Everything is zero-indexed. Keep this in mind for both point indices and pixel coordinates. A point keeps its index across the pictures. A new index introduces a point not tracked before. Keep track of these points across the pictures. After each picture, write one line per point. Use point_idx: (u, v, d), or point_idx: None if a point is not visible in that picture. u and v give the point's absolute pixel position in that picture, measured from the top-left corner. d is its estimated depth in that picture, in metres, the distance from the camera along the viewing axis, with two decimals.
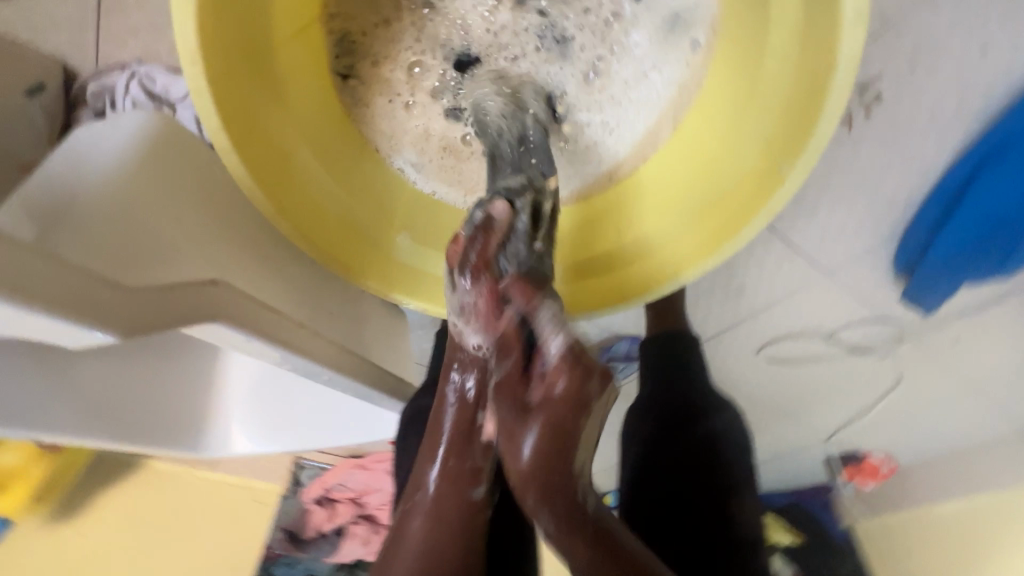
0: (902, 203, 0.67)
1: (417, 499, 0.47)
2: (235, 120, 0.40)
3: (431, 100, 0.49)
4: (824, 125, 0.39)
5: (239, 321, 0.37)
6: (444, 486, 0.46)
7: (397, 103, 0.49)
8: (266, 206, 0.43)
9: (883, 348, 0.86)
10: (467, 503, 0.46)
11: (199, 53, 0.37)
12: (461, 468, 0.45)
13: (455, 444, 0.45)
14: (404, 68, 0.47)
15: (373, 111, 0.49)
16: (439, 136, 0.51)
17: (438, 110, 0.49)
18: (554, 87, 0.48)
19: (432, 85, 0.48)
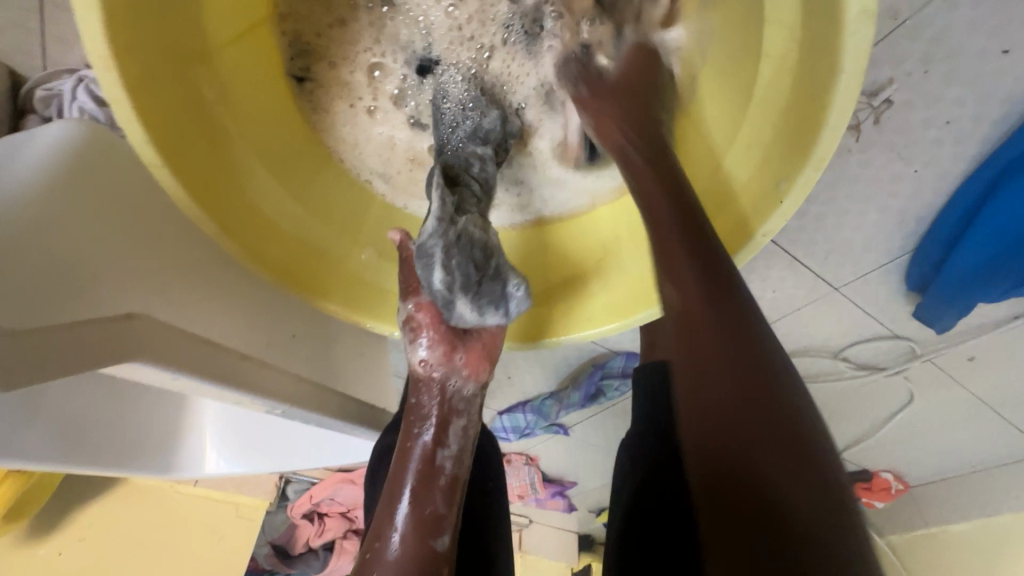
0: (914, 217, 0.63)
1: (376, 551, 0.42)
2: (165, 127, 0.35)
3: (392, 105, 0.49)
4: (826, 134, 0.33)
5: (166, 359, 0.33)
6: (406, 536, 0.41)
7: (358, 108, 0.48)
8: (209, 226, 0.39)
9: (892, 364, 0.87)
10: (429, 555, 0.41)
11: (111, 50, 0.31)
12: (423, 513, 0.42)
13: (416, 486, 0.42)
14: (363, 71, 0.47)
15: (335, 119, 0.48)
16: (403, 145, 0.50)
17: (399, 117, 0.50)
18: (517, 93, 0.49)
19: (392, 89, 0.48)
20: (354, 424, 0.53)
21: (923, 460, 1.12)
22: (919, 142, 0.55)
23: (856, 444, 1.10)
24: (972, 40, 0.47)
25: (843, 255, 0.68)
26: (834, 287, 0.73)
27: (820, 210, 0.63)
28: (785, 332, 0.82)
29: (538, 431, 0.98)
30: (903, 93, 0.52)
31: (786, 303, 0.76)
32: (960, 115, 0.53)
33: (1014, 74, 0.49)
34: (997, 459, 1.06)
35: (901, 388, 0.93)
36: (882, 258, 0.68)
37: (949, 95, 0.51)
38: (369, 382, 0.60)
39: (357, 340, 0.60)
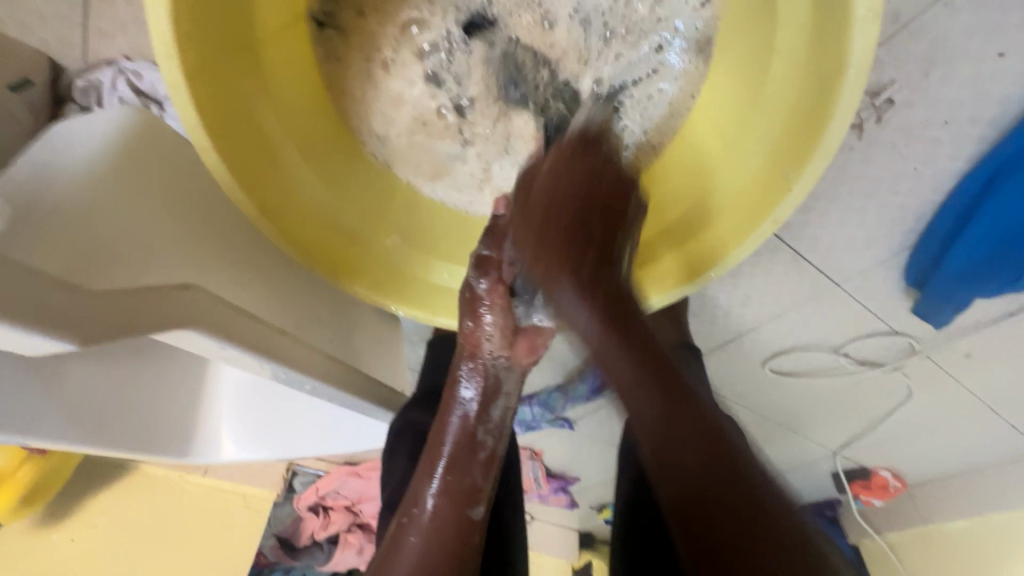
0: (913, 213, 0.65)
1: (416, 512, 0.48)
2: (216, 114, 0.38)
3: (415, 58, 0.47)
4: (834, 127, 0.35)
5: (214, 328, 0.35)
6: (442, 502, 0.47)
7: (377, 61, 0.47)
8: (250, 207, 0.41)
9: (891, 360, 0.89)
10: (461, 522, 0.47)
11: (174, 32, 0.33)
12: (461, 483, 0.48)
13: (455, 458, 0.48)
14: (398, 26, 0.46)
15: (351, 73, 0.47)
16: (418, 103, 0.49)
17: (421, 72, 0.47)
18: (555, 70, 0.48)
19: (424, 42, 0.47)
20: (375, 404, 0.55)
21: (921, 459, 1.14)
22: (918, 141, 0.58)
23: (855, 441, 1.12)
24: (969, 43, 0.50)
25: (844, 251, 0.71)
26: (836, 283, 0.75)
27: (824, 206, 0.66)
28: (788, 328, 0.84)
29: (545, 424, 1.01)
30: (904, 93, 0.54)
31: (789, 298, 0.78)
32: (957, 116, 0.55)
33: (1008, 76, 0.52)
34: (994, 457, 1.09)
35: (900, 384, 0.95)
36: (882, 254, 0.71)
37: (948, 96, 0.54)
38: (387, 367, 0.63)
39: (376, 326, 0.63)
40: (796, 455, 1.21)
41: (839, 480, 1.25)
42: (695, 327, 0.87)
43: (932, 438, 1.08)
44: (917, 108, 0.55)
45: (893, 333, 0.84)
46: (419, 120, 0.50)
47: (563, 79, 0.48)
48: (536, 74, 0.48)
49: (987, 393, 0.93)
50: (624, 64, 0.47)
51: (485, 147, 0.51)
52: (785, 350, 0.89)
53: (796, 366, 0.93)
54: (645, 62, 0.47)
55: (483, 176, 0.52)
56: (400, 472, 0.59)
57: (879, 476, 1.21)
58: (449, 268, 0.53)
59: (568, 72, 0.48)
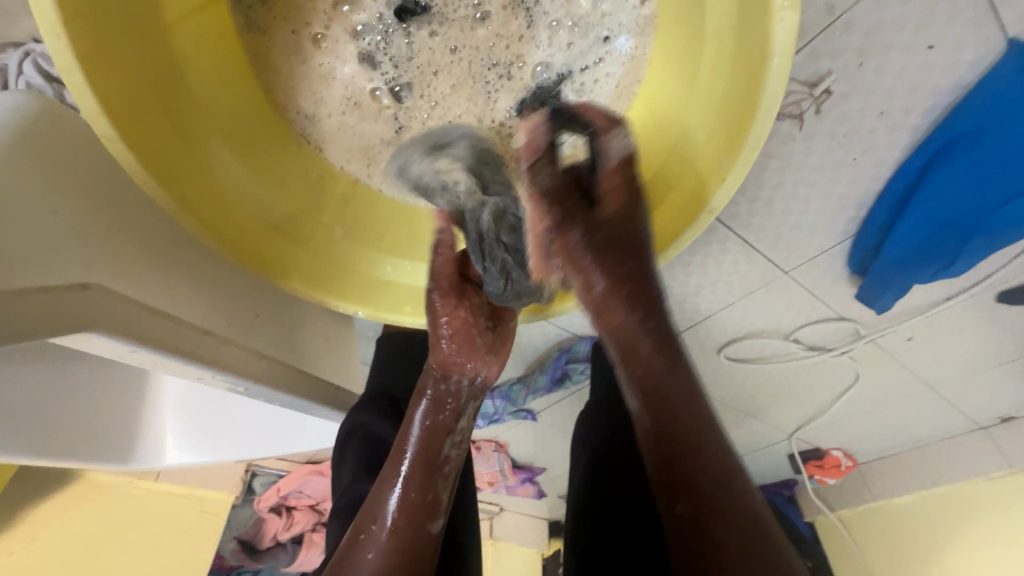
0: (854, 203, 0.67)
1: (373, 530, 0.44)
2: (124, 98, 0.35)
3: (348, 38, 0.46)
4: (761, 116, 0.35)
5: (120, 330, 0.33)
6: (402, 520, 0.45)
7: (305, 37, 0.45)
8: (167, 202, 0.39)
9: (839, 345, 0.92)
10: (423, 537, 0.45)
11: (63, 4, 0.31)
12: (423, 500, 0.45)
13: (418, 475, 0.45)
14: (328, 3, 0.45)
15: (278, 46, 0.45)
16: (351, 85, 0.47)
17: (354, 52, 0.46)
18: (495, 57, 0.46)
19: (355, 23, 0.45)
20: (322, 405, 0.53)
21: (870, 438, 1.19)
22: (856, 130, 0.59)
23: (809, 423, 1.16)
24: (900, 35, 0.51)
25: (791, 240, 0.72)
26: (784, 271, 0.77)
27: (770, 196, 0.66)
28: (740, 315, 0.86)
29: (508, 416, 1.01)
30: (841, 84, 0.55)
31: (740, 286, 0.80)
32: (891, 107, 0.56)
33: (938, 68, 0.53)
34: (935, 433, 1.15)
35: (850, 368, 0.99)
36: (827, 242, 0.73)
37: (882, 87, 0.55)
38: (335, 366, 0.61)
39: (324, 323, 0.61)
40: (755, 439, 1.25)
41: (795, 461, 1.30)
42: None
43: (880, 418, 1.13)
44: (854, 99, 0.56)
45: (841, 319, 0.87)
46: (351, 103, 0.48)
47: (505, 63, 0.46)
48: (476, 59, 0.46)
49: (928, 374, 0.98)
50: (564, 52, 0.46)
51: (424, 134, 0.50)
52: (739, 338, 0.91)
53: (750, 353, 0.95)
54: (586, 51, 0.46)
55: (420, 163, 0.51)
56: (348, 474, 0.59)
57: (831, 458, 1.26)
58: (390, 262, 0.52)
59: (505, 60, 0.46)
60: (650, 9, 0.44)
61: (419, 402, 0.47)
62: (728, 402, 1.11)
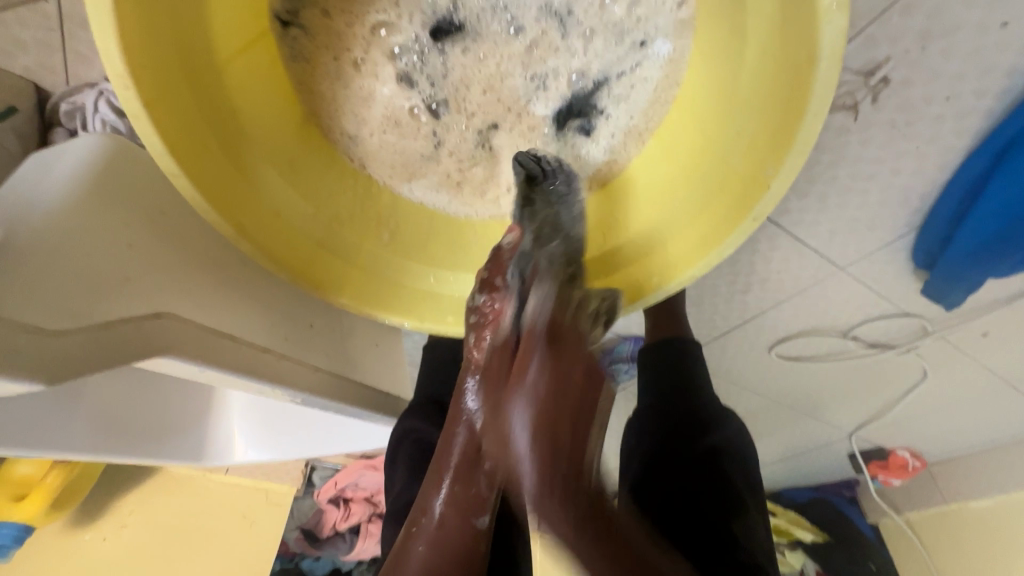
0: (918, 194, 0.63)
1: (424, 523, 0.48)
2: (183, 139, 0.38)
3: (385, 59, 0.47)
4: (810, 117, 0.34)
5: (189, 353, 0.36)
6: (449, 512, 0.47)
7: (345, 61, 0.47)
8: (223, 224, 0.41)
9: (905, 342, 0.87)
10: (469, 530, 0.48)
11: (128, 73, 0.33)
12: (467, 494, 0.47)
13: (459, 470, 0.48)
14: (367, 27, 0.46)
15: (320, 72, 0.47)
16: (389, 104, 0.49)
17: (392, 72, 0.47)
18: (533, 71, 0.47)
19: (392, 45, 0.46)
20: (370, 408, 0.57)
21: (940, 437, 1.12)
22: (919, 118, 0.55)
23: (870, 422, 1.10)
24: (969, 14, 0.46)
25: (846, 235, 0.68)
26: (840, 267, 0.73)
27: (822, 190, 0.63)
28: (793, 313, 0.83)
29: None
30: (902, 71, 0.51)
31: (792, 283, 0.77)
32: (958, 92, 0.52)
33: (1014, 47, 0.48)
34: (1014, 432, 1.07)
35: (916, 366, 0.93)
36: (888, 236, 0.68)
37: (948, 71, 0.51)
38: (386, 372, 0.63)
39: (372, 329, 0.63)
40: (810, 437, 1.20)
41: (856, 460, 1.24)
42: (697, 316, 0.86)
43: (953, 416, 1.05)
44: (916, 86, 0.52)
45: (906, 315, 0.81)
46: (391, 122, 0.50)
47: (539, 73, 0.47)
48: (513, 72, 0.47)
49: (1008, 371, 0.91)
50: (598, 60, 0.46)
51: (461, 148, 0.51)
52: (791, 336, 0.87)
53: (804, 351, 0.91)
54: (623, 59, 0.46)
55: (461, 176, 0.53)
56: (399, 480, 0.61)
57: (897, 457, 1.19)
58: (434, 273, 0.53)
59: (540, 72, 0.46)
60: (687, 12, 0.43)
61: (459, 411, 0.49)
62: (781, 400, 1.07)
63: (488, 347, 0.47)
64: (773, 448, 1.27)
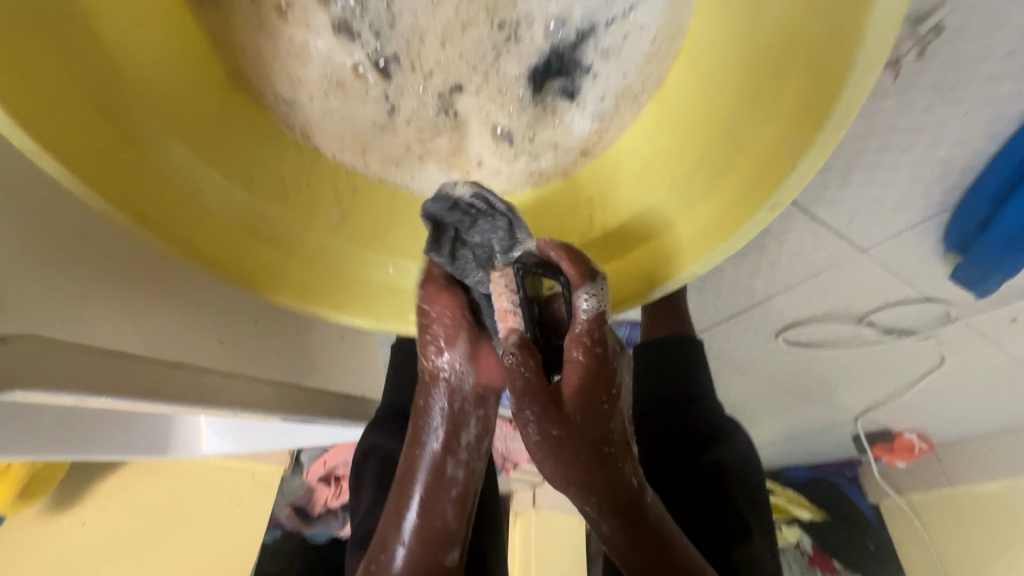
0: (958, 170, 0.54)
1: (384, 560, 0.42)
2: (41, 107, 0.29)
3: (317, 5, 0.39)
4: (858, 78, 0.27)
5: (61, 382, 0.29)
6: (414, 549, 0.42)
7: (267, 7, 0.39)
8: (124, 218, 0.33)
9: (925, 328, 0.80)
10: (436, 568, 0.42)
11: None
12: (433, 527, 0.42)
13: (424, 502, 0.42)
14: None
15: (237, 23, 0.39)
16: (326, 61, 0.40)
17: (327, 21, 0.39)
18: (504, 17, 0.39)
19: None
20: (325, 414, 0.51)
21: (951, 422, 1.07)
22: (970, 78, 0.45)
23: (879, 406, 1.04)
24: None
25: (870, 215, 0.60)
26: (860, 250, 0.65)
27: (847, 163, 0.54)
28: (805, 298, 0.75)
29: None
30: (956, 18, 0.41)
31: (805, 267, 0.69)
32: (1022, 46, 0.43)
33: None
34: None
35: (934, 353, 0.86)
36: (919, 215, 0.60)
37: (1014, 19, 0.41)
38: (344, 373, 0.57)
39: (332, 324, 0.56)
40: (814, 420, 1.15)
41: (861, 443, 1.18)
42: (699, 301, 0.79)
43: (968, 401, 0.99)
44: (971, 39, 0.43)
45: (929, 300, 0.74)
46: (332, 84, 0.41)
47: (508, 20, 0.39)
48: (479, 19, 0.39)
49: None
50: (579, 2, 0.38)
51: (419, 116, 0.43)
52: (800, 322, 0.80)
53: (814, 337, 0.84)
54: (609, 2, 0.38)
55: (422, 148, 0.44)
56: (364, 501, 0.55)
57: (904, 440, 1.14)
58: (393, 263, 0.45)
59: (508, 17, 0.39)
60: None
61: (421, 431, 0.42)
62: (785, 384, 1.01)
63: (441, 356, 0.40)
64: (774, 430, 1.22)
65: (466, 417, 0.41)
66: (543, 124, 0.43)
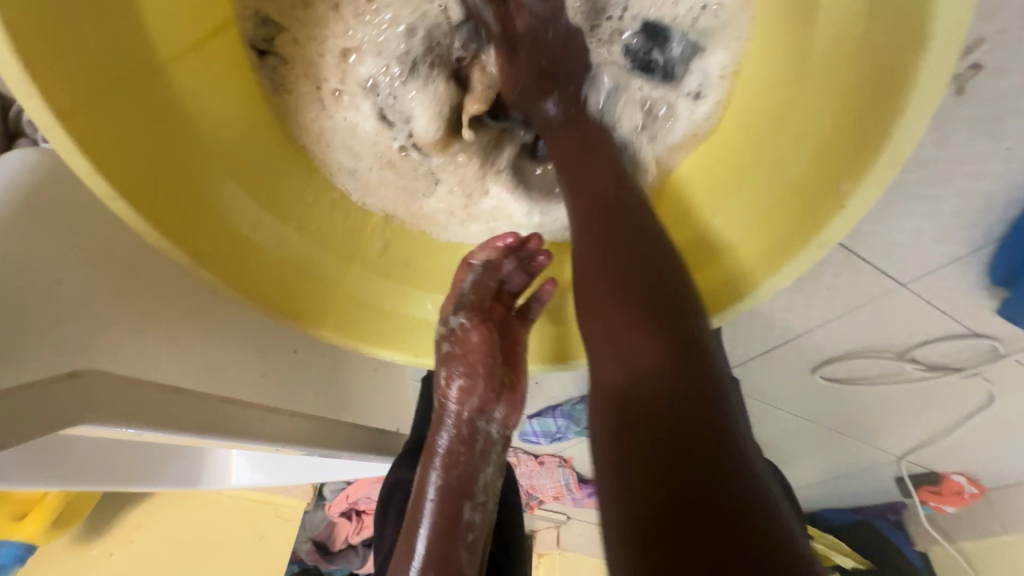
0: (1003, 202, 0.53)
1: None
2: (116, 154, 0.31)
3: (361, 91, 0.43)
4: (904, 122, 0.27)
5: (124, 416, 0.30)
6: None
7: (321, 89, 0.43)
8: (179, 255, 0.34)
9: (972, 364, 0.76)
10: None
11: (33, 80, 0.27)
12: (449, 561, 0.46)
13: (443, 529, 0.47)
14: (334, 54, 0.42)
15: (297, 95, 0.43)
16: (371, 140, 0.45)
17: (369, 104, 0.44)
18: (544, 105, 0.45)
19: (364, 78, 0.43)
20: (362, 450, 0.51)
21: (1006, 464, 1.01)
22: (1012, 112, 0.45)
23: (923, 447, 0.99)
24: None
25: (910, 249, 0.59)
26: (900, 283, 0.64)
27: (884, 198, 0.54)
28: (843, 332, 0.73)
29: (571, 434, 0.96)
30: (994, 56, 0.42)
31: (842, 301, 0.67)
32: None
33: None
34: None
35: (983, 390, 0.82)
36: (961, 249, 0.59)
37: None
38: (379, 405, 0.57)
39: (364, 360, 0.56)
40: (854, 461, 1.10)
41: (905, 485, 1.12)
42: (734, 335, 0.77)
43: (1021, 442, 0.94)
44: (1007, 76, 0.43)
45: (976, 336, 0.71)
46: (384, 161, 0.46)
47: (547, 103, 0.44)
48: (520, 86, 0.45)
49: None
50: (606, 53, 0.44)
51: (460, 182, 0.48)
52: (838, 357, 0.78)
53: (852, 373, 0.82)
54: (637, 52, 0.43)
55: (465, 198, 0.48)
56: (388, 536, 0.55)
57: (954, 484, 1.08)
58: (430, 298, 0.47)
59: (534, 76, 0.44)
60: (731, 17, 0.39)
61: (432, 464, 0.47)
62: (823, 422, 0.98)
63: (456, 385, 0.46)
64: (812, 471, 1.17)
65: (488, 452, 0.48)
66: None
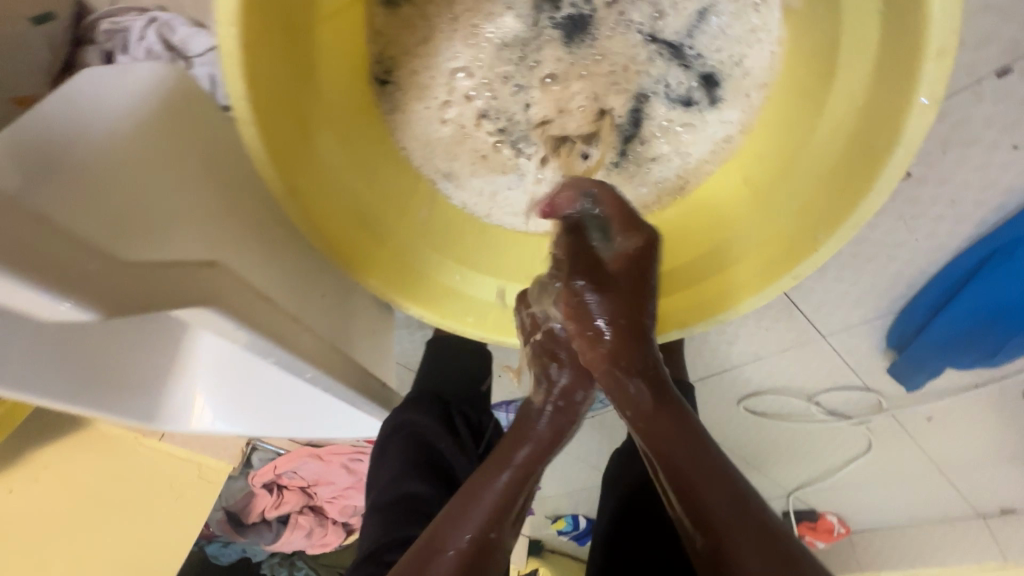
0: (906, 282, 0.68)
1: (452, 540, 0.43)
2: (263, 89, 0.37)
3: (466, 99, 0.49)
4: (871, 197, 0.37)
5: (231, 310, 0.35)
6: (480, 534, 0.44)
7: (431, 100, 0.49)
8: (277, 183, 0.39)
9: (860, 414, 0.93)
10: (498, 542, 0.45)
11: (233, 14, 0.33)
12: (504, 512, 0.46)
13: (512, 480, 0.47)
14: (444, 74, 0.48)
15: (410, 83, 0.48)
16: (472, 139, 0.51)
17: (472, 108, 0.49)
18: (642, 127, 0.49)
19: (469, 89, 0.49)
20: (368, 402, 0.53)
21: (869, 508, 1.20)
22: (923, 213, 0.60)
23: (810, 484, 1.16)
24: (986, 132, 0.52)
25: (834, 307, 0.73)
26: (822, 335, 0.78)
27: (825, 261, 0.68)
28: (771, 370, 0.87)
29: None
30: (917, 169, 0.56)
31: (776, 342, 0.81)
32: (961, 197, 0.57)
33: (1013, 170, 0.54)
34: (931, 513, 1.15)
35: (863, 438, 0.99)
36: (870, 314, 0.74)
37: (958, 177, 0.56)
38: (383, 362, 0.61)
39: (374, 318, 0.60)
40: None
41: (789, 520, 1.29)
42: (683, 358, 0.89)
43: (883, 489, 1.13)
44: (924, 185, 0.58)
45: (867, 389, 0.87)
46: (479, 157, 0.51)
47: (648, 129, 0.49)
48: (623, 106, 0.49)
49: (940, 454, 0.98)
50: (662, 84, 0.47)
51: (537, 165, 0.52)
52: (761, 391, 0.92)
53: (769, 408, 0.96)
54: (679, 85, 0.47)
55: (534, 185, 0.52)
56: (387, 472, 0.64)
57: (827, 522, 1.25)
58: (461, 271, 0.52)
59: (586, 98, 0.48)
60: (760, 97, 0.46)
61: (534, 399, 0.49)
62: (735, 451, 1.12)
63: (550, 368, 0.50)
64: None
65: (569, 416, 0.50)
66: (646, 164, 0.50)
